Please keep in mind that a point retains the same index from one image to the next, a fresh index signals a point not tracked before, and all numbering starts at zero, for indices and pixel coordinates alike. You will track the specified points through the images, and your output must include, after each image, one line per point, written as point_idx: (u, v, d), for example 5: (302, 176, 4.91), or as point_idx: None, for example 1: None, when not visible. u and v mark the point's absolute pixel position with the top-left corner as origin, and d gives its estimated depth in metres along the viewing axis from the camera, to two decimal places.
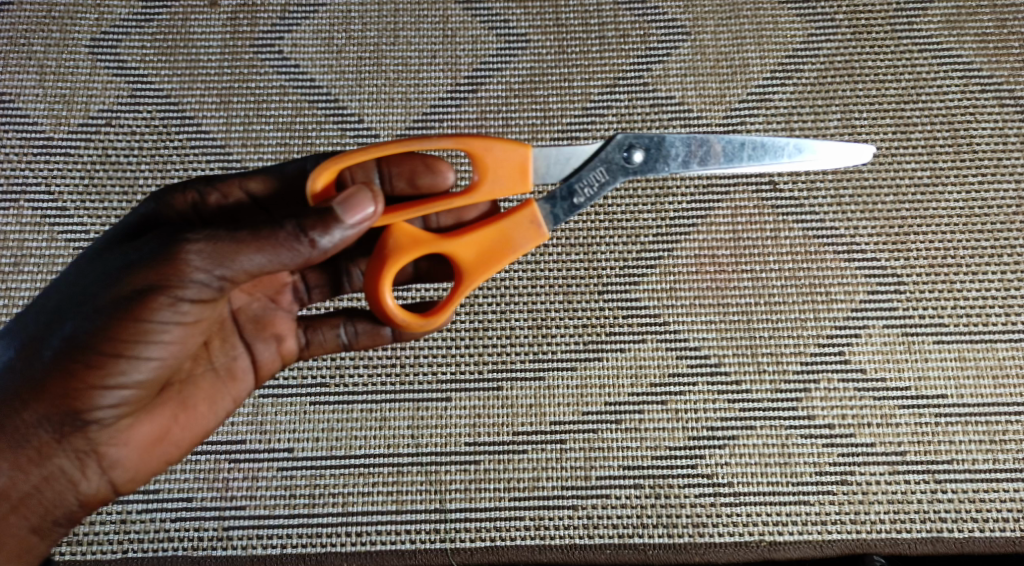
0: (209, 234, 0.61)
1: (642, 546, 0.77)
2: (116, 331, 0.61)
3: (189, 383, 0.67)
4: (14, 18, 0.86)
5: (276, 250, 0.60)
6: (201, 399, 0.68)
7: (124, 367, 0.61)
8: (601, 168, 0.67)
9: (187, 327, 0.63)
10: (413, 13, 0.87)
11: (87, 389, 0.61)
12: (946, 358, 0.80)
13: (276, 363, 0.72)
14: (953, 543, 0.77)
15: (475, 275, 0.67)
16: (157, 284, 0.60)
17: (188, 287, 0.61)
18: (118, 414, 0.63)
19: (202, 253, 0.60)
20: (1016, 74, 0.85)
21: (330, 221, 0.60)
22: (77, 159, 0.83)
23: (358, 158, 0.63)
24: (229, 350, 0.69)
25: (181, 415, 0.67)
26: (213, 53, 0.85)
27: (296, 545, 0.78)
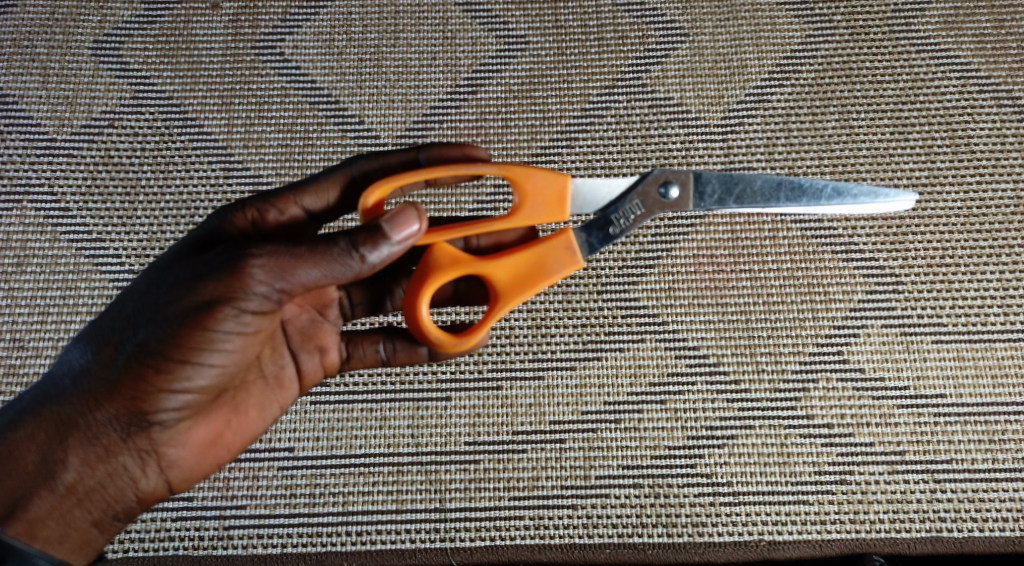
0: (273, 247, 0.61)
1: (642, 546, 0.78)
2: (182, 340, 0.61)
3: (244, 388, 0.68)
4: (17, 20, 0.88)
5: (331, 265, 0.61)
6: (253, 404, 0.68)
7: (190, 373, 0.62)
8: (637, 201, 0.67)
9: (247, 338, 0.63)
10: (414, 15, 0.88)
11: (153, 393, 0.62)
12: (945, 358, 0.80)
13: (320, 374, 0.72)
14: (953, 542, 0.78)
15: (510, 298, 0.67)
16: (221, 296, 0.60)
17: (250, 300, 0.61)
18: (179, 417, 0.64)
19: (265, 267, 0.60)
20: (1014, 75, 0.86)
21: (378, 238, 0.61)
22: (79, 160, 0.84)
23: (406, 178, 0.65)
24: (280, 358, 0.69)
25: (234, 418, 0.67)
26: (215, 56, 0.87)
27: (295, 544, 0.78)
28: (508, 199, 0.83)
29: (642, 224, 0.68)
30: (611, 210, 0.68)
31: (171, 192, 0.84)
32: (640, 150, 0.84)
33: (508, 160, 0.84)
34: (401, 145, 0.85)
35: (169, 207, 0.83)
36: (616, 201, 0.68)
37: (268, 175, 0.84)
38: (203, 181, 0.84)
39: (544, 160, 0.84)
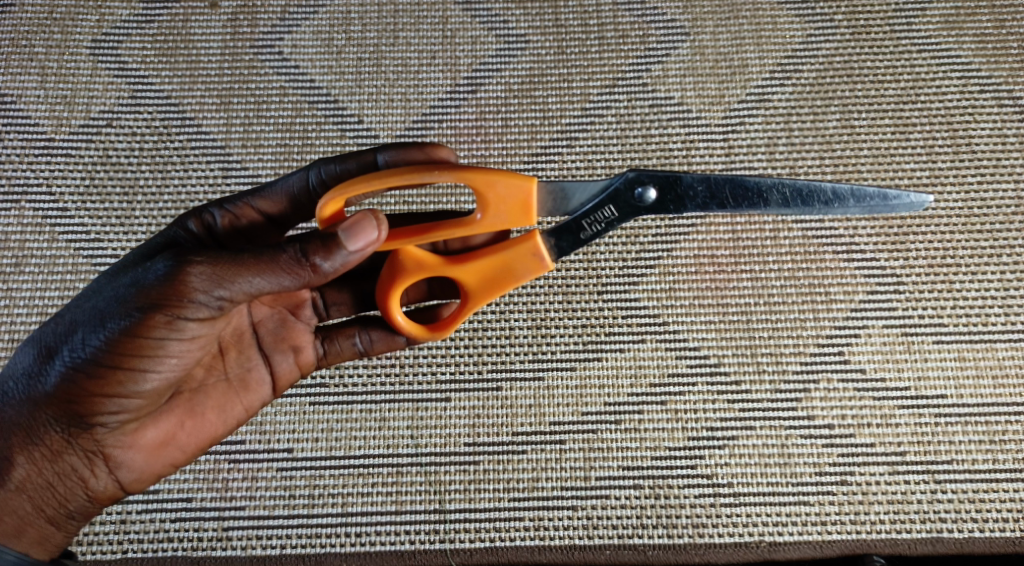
0: (219, 252, 0.60)
1: (642, 547, 0.78)
2: (122, 345, 0.61)
3: (200, 389, 0.68)
4: (15, 19, 0.87)
5: (278, 274, 0.60)
6: (210, 406, 0.68)
7: (127, 378, 0.62)
8: (611, 205, 0.65)
9: (192, 342, 0.62)
10: (413, 14, 0.88)
11: (98, 396, 0.62)
12: (946, 358, 0.80)
13: (295, 374, 0.72)
14: (953, 543, 0.77)
15: (479, 298, 0.68)
16: (163, 302, 0.60)
17: (193, 306, 0.60)
18: (127, 419, 0.64)
19: (203, 276, 0.60)
20: (1016, 74, 0.85)
21: (331, 247, 0.60)
22: (77, 160, 0.84)
23: (361, 187, 0.62)
24: (245, 361, 0.70)
25: (188, 419, 0.68)
26: (214, 54, 0.86)
27: (295, 545, 0.78)
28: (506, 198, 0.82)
29: (616, 227, 0.66)
30: (583, 214, 0.65)
31: (170, 191, 0.83)
32: (641, 149, 0.84)
33: (508, 159, 0.84)
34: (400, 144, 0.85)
35: (167, 206, 0.83)
36: (589, 205, 0.65)
37: (266, 174, 0.84)
38: (202, 181, 0.83)
39: (544, 159, 0.84)
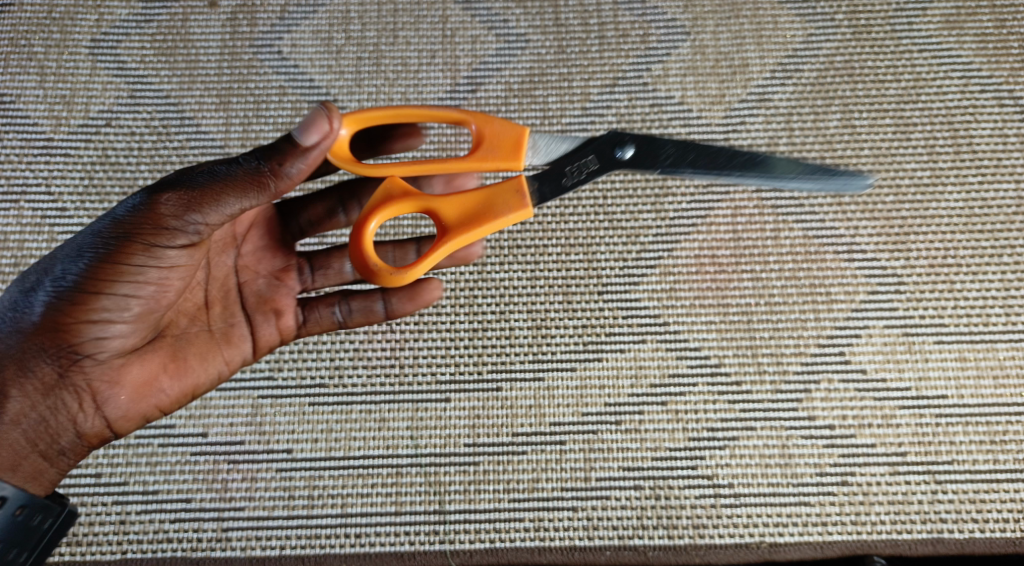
0: (189, 178, 0.61)
1: (643, 548, 0.77)
2: (105, 270, 0.61)
3: (184, 338, 0.67)
4: (14, 18, 0.87)
5: (242, 190, 0.61)
6: (195, 354, 0.68)
7: (106, 304, 0.62)
8: (590, 156, 0.66)
9: (174, 271, 0.63)
10: (413, 13, 0.87)
11: (83, 327, 0.62)
12: (947, 359, 0.80)
13: (277, 338, 0.72)
14: (954, 544, 0.77)
15: (455, 234, 0.65)
16: (143, 227, 0.61)
17: (174, 233, 0.61)
18: (112, 354, 0.64)
19: (176, 202, 0.61)
20: (1016, 74, 0.85)
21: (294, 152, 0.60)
22: (77, 160, 0.84)
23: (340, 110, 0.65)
24: (233, 317, 0.70)
25: (175, 363, 0.67)
26: (213, 54, 0.86)
27: (294, 546, 0.77)
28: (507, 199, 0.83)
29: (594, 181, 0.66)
30: (563, 162, 0.66)
31: None
32: None
33: None
34: None
35: None
36: (569, 154, 0.66)
37: None
38: None
39: None
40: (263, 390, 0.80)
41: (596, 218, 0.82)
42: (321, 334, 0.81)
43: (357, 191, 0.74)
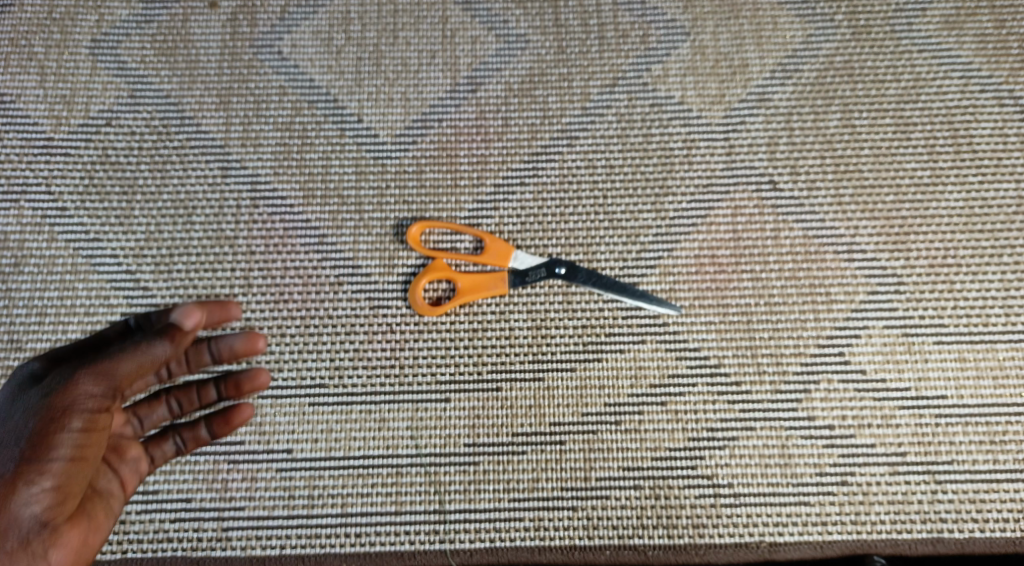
0: (89, 364, 0.70)
1: (642, 547, 0.78)
2: (32, 459, 0.65)
3: (85, 502, 0.69)
4: (14, 18, 0.87)
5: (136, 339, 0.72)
6: (99, 511, 0.70)
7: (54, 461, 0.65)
8: None
9: (95, 440, 0.68)
10: (413, 13, 0.87)
11: (12, 504, 0.64)
12: (947, 358, 0.80)
13: (137, 479, 0.75)
14: (954, 543, 0.77)
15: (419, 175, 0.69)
16: (63, 406, 0.67)
17: (88, 401, 0.68)
18: (37, 526, 0.64)
19: (94, 374, 0.69)
20: (1016, 74, 0.85)
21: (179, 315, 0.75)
22: (77, 159, 0.84)
23: None
24: (104, 473, 0.72)
25: (84, 522, 0.68)
26: (213, 54, 0.86)
27: (294, 546, 0.78)
28: (507, 200, 0.83)
29: None
30: None
31: (169, 191, 0.83)
32: (641, 149, 0.84)
33: (509, 159, 0.84)
34: (400, 144, 0.84)
35: (167, 206, 0.83)
36: None
37: (265, 174, 0.84)
38: (201, 181, 0.83)
39: (544, 160, 0.84)
40: (263, 390, 0.80)
41: (596, 218, 0.83)
42: (321, 334, 0.81)
43: (179, 333, 0.74)
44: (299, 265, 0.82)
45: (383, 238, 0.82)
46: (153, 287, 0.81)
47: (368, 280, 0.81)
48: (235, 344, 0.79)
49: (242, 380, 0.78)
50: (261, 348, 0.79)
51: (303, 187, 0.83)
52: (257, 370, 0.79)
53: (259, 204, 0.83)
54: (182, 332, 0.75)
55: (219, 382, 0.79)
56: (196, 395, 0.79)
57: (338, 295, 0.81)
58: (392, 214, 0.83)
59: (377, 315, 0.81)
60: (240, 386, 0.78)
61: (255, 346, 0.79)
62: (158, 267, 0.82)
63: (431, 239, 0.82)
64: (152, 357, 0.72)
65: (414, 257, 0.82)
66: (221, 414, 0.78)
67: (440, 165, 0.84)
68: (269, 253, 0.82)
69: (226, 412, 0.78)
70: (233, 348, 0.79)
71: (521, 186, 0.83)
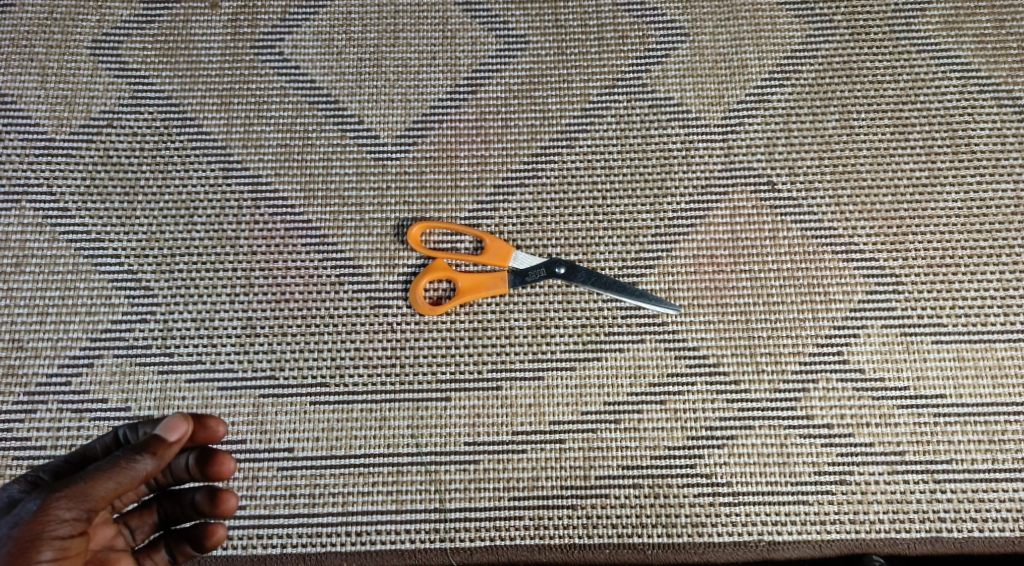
0: (68, 482, 0.63)
1: (642, 546, 0.78)
2: None
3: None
4: (16, 19, 0.87)
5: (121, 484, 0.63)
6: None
7: None
8: None
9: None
10: (413, 15, 0.88)
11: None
12: (945, 358, 0.80)
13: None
14: (953, 542, 0.78)
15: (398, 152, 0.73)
16: (32, 536, 0.61)
17: (60, 527, 0.62)
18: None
19: (68, 499, 0.62)
20: (1015, 75, 0.86)
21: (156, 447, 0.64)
22: (78, 160, 0.84)
23: None
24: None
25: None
26: (214, 55, 0.87)
27: (296, 544, 0.78)
28: (507, 201, 0.83)
29: None
30: None
31: (170, 191, 0.84)
32: (641, 150, 0.84)
33: (508, 159, 0.84)
34: (401, 145, 0.85)
35: (168, 206, 0.83)
36: None
37: (266, 174, 0.84)
38: (202, 181, 0.84)
39: (544, 160, 0.84)
40: (264, 389, 0.80)
41: (596, 218, 0.83)
42: (322, 334, 0.81)
43: (162, 446, 0.65)
44: (300, 265, 0.82)
45: (383, 238, 0.83)
46: (154, 287, 0.82)
47: (369, 280, 0.82)
48: (210, 460, 0.71)
49: (215, 501, 0.71)
50: (230, 469, 0.71)
51: (304, 187, 0.84)
52: (224, 494, 0.71)
53: (260, 204, 0.83)
54: (165, 445, 0.65)
55: (196, 494, 0.72)
56: (179, 502, 0.72)
57: (339, 295, 0.82)
58: (393, 215, 0.83)
59: (378, 315, 0.81)
60: (208, 508, 0.71)
61: (224, 469, 0.71)
62: (159, 266, 0.82)
63: (431, 240, 0.83)
64: (134, 474, 0.63)
65: (415, 257, 0.82)
66: (199, 529, 0.71)
67: (440, 165, 0.84)
68: (270, 253, 0.82)
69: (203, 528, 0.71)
70: (211, 454, 0.71)
71: (521, 186, 0.84)
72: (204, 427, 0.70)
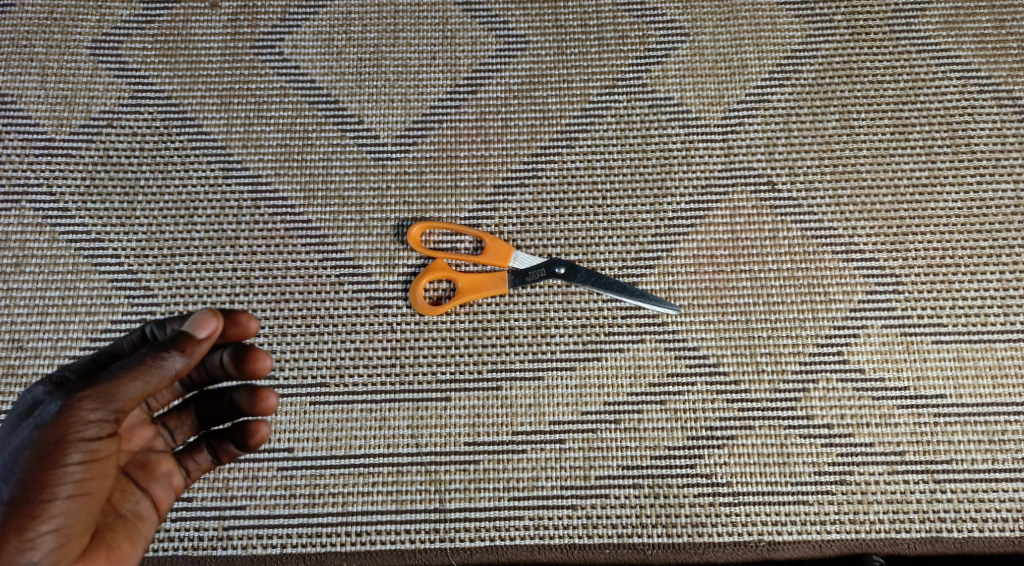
0: (93, 382, 0.63)
1: (642, 546, 0.78)
2: (38, 481, 0.61)
3: (105, 528, 0.66)
4: (15, 19, 0.87)
5: (150, 382, 0.64)
6: (124, 539, 0.67)
7: (59, 515, 0.62)
8: None
9: (98, 470, 0.63)
10: (413, 14, 0.88)
11: (8, 556, 0.61)
12: (945, 358, 0.80)
13: (172, 496, 0.71)
14: (953, 543, 0.78)
15: None
16: (57, 439, 0.62)
17: (86, 429, 0.62)
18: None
19: (92, 399, 0.62)
20: (1015, 75, 0.86)
21: (188, 345, 0.64)
22: (78, 160, 0.84)
23: None
24: (130, 496, 0.68)
25: (102, 555, 0.65)
26: (214, 55, 0.87)
27: (296, 545, 0.78)
28: (507, 200, 0.83)
29: None
30: None
31: (170, 191, 0.84)
32: (641, 150, 0.84)
33: (508, 159, 0.84)
34: (400, 144, 0.85)
35: (168, 206, 0.83)
36: None
37: (266, 174, 0.84)
38: (202, 181, 0.84)
39: (544, 160, 0.84)
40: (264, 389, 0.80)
41: (596, 218, 0.83)
42: (322, 334, 0.81)
43: (191, 342, 0.64)
44: (300, 265, 0.82)
45: (383, 238, 0.83)
46: (155, 287, 0.82)
47: (369, 280, 0.82)
48: (245, 357, 0.70)
49: (256, 398, 0.71)
50: (266, 368, 0.71)
51: (304, 187, 0.84)
52: (265, 391, 0.71)
53: (260, 204, 0.83)
54: (194, 341, 0.65)
55: (235, 394, 0.72)
56: (217, 403, 0.73)
57: (339, 295, 0.82)
58: (393, 214, 0.83)
59: (378, 315, 0.81)
60: (249, 406, 0.71)
61: (261, 367, 0.70)
62: (159, 267, 0.82)
63: (431, 239, 0.83)
64: (163, 373, 0.64)
65: (415, 257, 0.82)
66: (242, 427, 0.71)
67: (440, 165, 0.84)
68: (270, 253, 0.82)
69: (246, 427, 0.71)
70: (245, 352, 0.70)
71: (521, 186, 0.84)
72: (237, 323, 0.70)
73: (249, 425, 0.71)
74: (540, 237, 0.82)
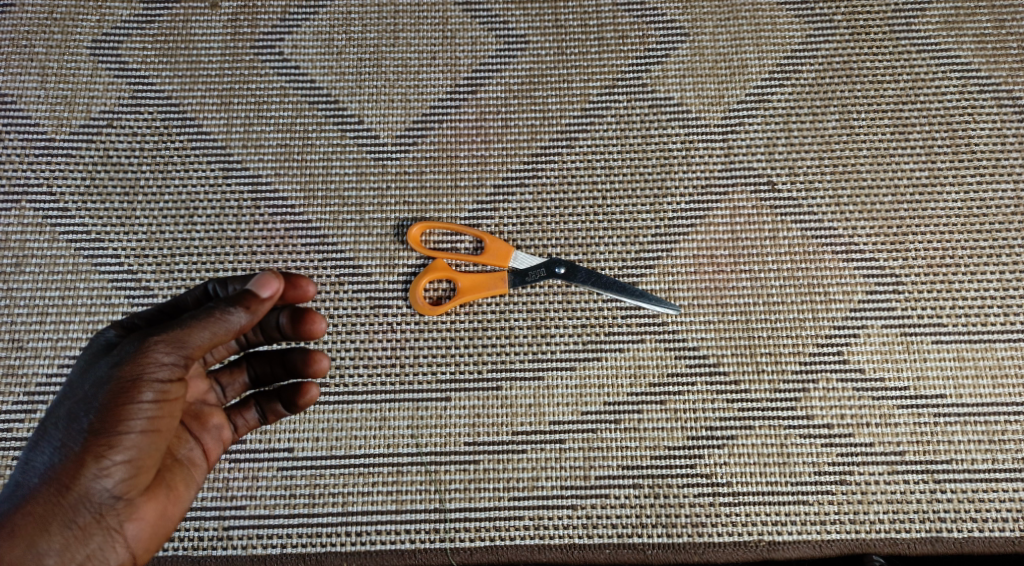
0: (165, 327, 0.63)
1: (641, 546, 0.78)
2: (114, 414, 0.62)
3: (164, 469, 0.67)
4: (15, 19, 0.87)
5: (218, 332, 0.64)
6: (179, 481, 0.68)
7: (133, 448, 0.62)
8: None
9: (168, 410, 0.63)
10: (413, 14, 0.88)
11: (84, 480, 0.61)
12: (945, 358, 0.80)
13: (220, 448, 0.72)
14: (953, 543, 0.78)
15: None
16: (134, 376, 0.62)
17: (160, 370, 0.63)
18: (112, 501, 0.62)
19: (167, 342, 0.63)
20: (1015, 74, 0.86)
21: (250, 302, 0.64)
22: (78, 160, 0.84)
23: None
24: (185, 442, 0.69)
25: (162, 494, 0.66)
26: (214, 55, 0.87)
27: (296, 545, 0.78)
28: (507, 200, 0.83)
29: None
30: None
31: (170, 191, 0.84)
32: (640, 150, 0.84)
33: (508, 159, 0.84)
34: (400, 144, 0.85)
35: (168, 206, 0.83)
36: None
37: (267, 174, 0.84)
38: (202, 181, 0.84)
39: (544, 159, 0.84)
40: None
41: (596, 218, 0.83)
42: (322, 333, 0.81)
43: (254, 300, 0.64)
44: (300, 265, 0.82)
45: (383, 238, 0.83)
46: (155, 287, 0.82)
47: (369, 280, 0.82)
48: (302, 320, 0.72)
49: (310, 360, 0.73)
50: (321, 331, 0.72)
51: (304, 187, 0.84)
52: (317, 354, 0.73)
53: (260, 204, 0.83)
54: (257, 299, 0.64)
55: (290, 355, 0.73)
56: (270, 361, 0.74)
57: (339, 295, 0.82)
58: (393, 214, 0.83)
59: (378, 315, 0.81)
60: (302, 368, 0.73)
61: (317, 330, 0.72)
62: (159, 267, 0.82)
63: (431, 239, 0.83)
64: (228, 326, 0.64)
65: (415, 257, 0.82)
66: (293, 387, 0.73)
67: (440, 165, 0.84)
68: (270, 253, 0.82)
69: (297, 388, 0.73)
70: (303, 314, 0.72)
71: (521, 186, 0.84)
72: (297, 285, 0.70)
73: (300, 385, 0.73)
74: (541, 236, 0.82)
